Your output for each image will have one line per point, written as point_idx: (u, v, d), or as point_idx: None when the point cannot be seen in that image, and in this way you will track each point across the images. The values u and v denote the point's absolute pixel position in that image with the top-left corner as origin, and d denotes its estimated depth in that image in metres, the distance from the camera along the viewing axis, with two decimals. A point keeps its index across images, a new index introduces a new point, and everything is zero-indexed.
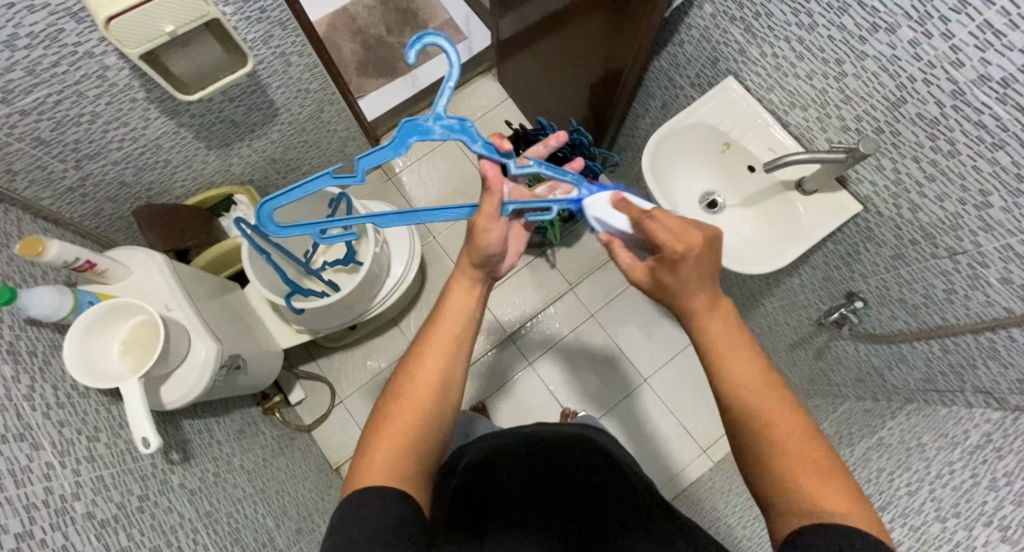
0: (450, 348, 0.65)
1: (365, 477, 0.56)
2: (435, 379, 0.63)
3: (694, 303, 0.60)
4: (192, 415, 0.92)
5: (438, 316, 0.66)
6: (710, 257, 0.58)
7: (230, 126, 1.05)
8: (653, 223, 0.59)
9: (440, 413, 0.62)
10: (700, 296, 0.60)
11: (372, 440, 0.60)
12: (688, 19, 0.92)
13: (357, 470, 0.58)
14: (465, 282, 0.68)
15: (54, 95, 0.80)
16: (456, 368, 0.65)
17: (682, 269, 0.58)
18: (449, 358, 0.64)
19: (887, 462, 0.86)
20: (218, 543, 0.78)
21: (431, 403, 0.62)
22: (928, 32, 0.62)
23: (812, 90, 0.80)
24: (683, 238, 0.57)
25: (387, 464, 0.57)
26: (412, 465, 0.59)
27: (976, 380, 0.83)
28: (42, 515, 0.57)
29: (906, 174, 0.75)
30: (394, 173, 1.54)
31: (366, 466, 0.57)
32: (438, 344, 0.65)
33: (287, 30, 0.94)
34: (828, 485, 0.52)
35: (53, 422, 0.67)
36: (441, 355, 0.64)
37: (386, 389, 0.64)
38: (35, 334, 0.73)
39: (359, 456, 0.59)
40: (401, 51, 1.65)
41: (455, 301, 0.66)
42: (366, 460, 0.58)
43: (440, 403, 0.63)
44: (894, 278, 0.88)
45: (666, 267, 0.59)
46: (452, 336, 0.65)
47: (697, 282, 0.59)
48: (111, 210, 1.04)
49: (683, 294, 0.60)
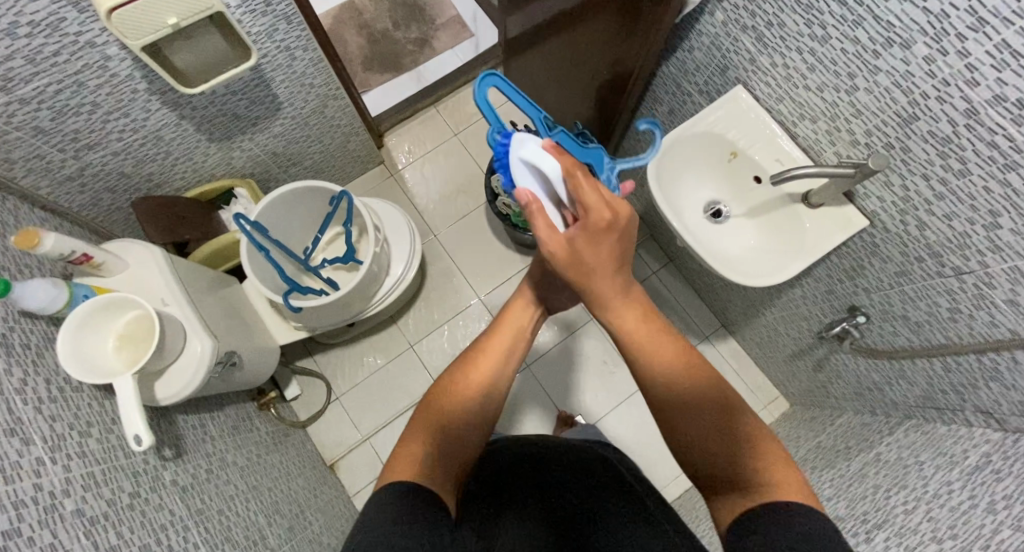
0: (502, 360, 0.66)
1: (400, 470, 0.57)
2: (485, 386, 0.64)
3: (601, 285, 0.57)
4: (186, 411, 0.92)
5: (501, 320, 0.69)
6: (623, 236, 0.56)
7: (232, 119, 1.04)
8: (578, 191, 0.54)
9: (483, 422, 0.64)
10: (609, 279, 0.57)
11: (411, 432, 0.61)
12: (699, 26, 0.91)
13: (392, 461, 0.58)
14: (523, 300, 0.69)
15: (54, 84, 0.79)
16: (503, 384, 0.66)
17: (602, 244, 0.55)
18: (500, 372, 0.66)
19: (884, 478, 0.85)
20: (209, 540, 0.78)
21: (477, 407, 0.63)
22: (943, 49, 0.61)
23: (822, 103, 0.79)
24: (604, 207, 0.54)
25: (423, 462, 0.58)
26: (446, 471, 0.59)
27: (977, 400, 0.82)
28: (31, 512, 0.57)
29: (915, 192, 0.74)
30: (395, 169, 1.53)
31: (402, 458, 0.58)
32: (495, 354, 0.66)
33: (292, 24, 0.92)
34: (770, 471, 0.53)
35: (45, 416, 0.66)
36: (494, 366, 0.65)
37: (439, 382, 0.66)
38: (29, 327, 0.73)
39: (398, 447, 0.60)
40: (407, 46, 1.64)
41: (517, 313, 0.69)
42: (402, 453, 0.59)
43: (481, 416, 0.64)
44: (897, 294, 0.87)
45: (586, 238, 0.54)
46: (507, 347, 0.67)
47: (610, 266, 0.56)
48: (109, 200, 1.03)
49: (592, 275, 0.56)
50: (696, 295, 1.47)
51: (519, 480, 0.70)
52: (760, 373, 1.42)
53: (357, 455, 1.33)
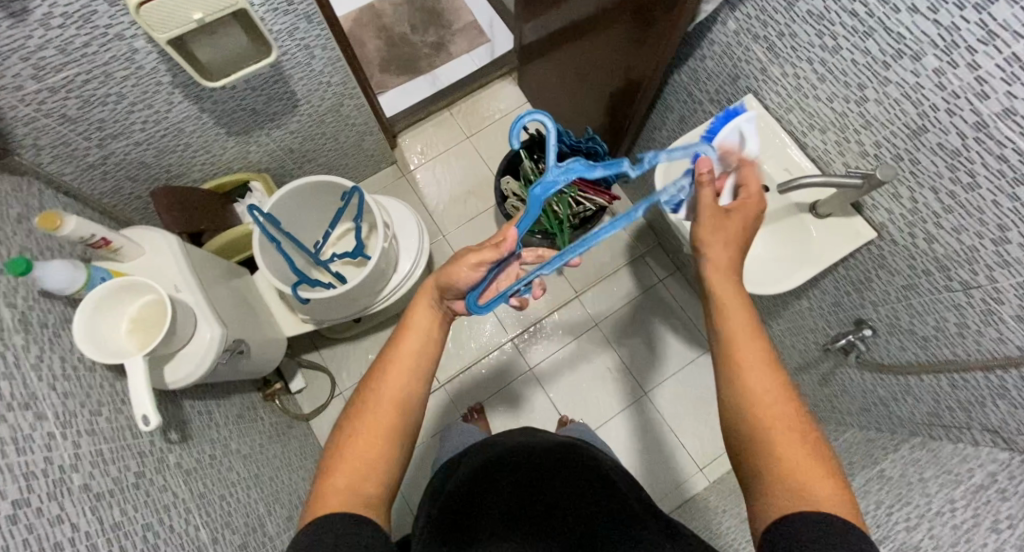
0: (412, 369, 0.65)
1: (327, 501, 0.56)
2: (398, 397, 0.63)
3: (715, 253, 0.65)
4: (193, 397, 0.94)
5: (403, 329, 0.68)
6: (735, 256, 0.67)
7: (251, 114, 1.07)
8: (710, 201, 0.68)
9: (404, 428, 0.63)
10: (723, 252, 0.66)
11: (333, 458, 0.60)
12: (711, 35, 0.92)
13: (320, 491, 0.58)
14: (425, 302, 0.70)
15: (83, 74, 0.82)
16: (418, 389, 0.65)
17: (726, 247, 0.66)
18: (412, 378, 0.64)
19: (887, 495, 0.84)
20: (209, 524, 0.79)
21: (396, 416, 0.62)
22: (953, 61, 0.61)
23: (832, 113, 0.79)
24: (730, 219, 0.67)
25: (348, 490, 0.57)
26: (374, 489, 0.58)
27: (984, 418, 0.81)
28: (40, 485, 0.59)
29: (924, 204, 0.73)
30: (407, 170, 1.55)
31: (327, 490, 0.57)
32: (405, 361, 0.65)
33: (312, 23, 0.95)
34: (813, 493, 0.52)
35: (58, 393, 0.69)
36: (405, 375, 0.64)
37: (351, 406, 0.64)
38: (47, 306, 0.76)
39: (323, 475, 0.59)
40: (423, 49, 1.67)
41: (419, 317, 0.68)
42: (327, 484, 0.58)
43: (406, 424, 0.63)
44: (905, 307, 0.86)
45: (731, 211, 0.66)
46: (415, 355, 0.66)
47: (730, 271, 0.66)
48: (130, 189, 1.07)
49: (710, 241, 0.66)
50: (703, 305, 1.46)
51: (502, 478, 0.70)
52: None
53: None
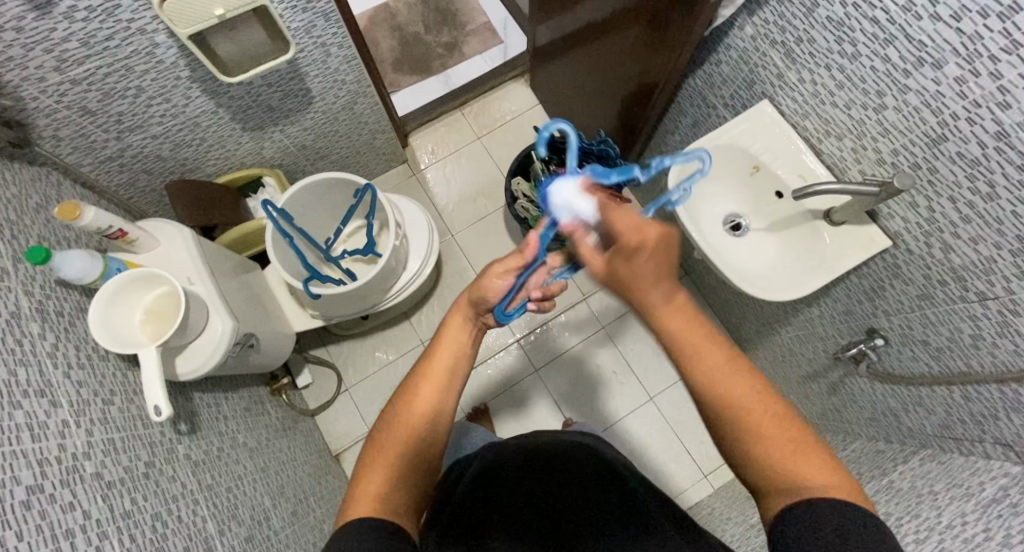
0: (446, 383, 0.64)
1: (359, 508, 0.57)
2: (430, 411, 0.63)
3: (647, 297, 0.51)
4: (203, 389, 0.94)
5: (436, 343, 0.66)
6: (666, 253, 0.49)
7: (266, 110, 1.08)
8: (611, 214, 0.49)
9: (435, 440, 0.63)
10: (651, 290, 0.51)
11: (366, 466, 0.60)
12: (727, 40, 0.91)
13: (352, 497, 0.58)
14: (460, 317, 0.67)
15: (105, 67, 0.83)
16: (448, 405, 0.64)
17: (638, 263, 0.49)
18: (444, 395, 0.64)
19: (896, 506, 0.83)
20: (216, 516, 0.80)
21: (428, 430, 0.62)
22: (975, 70, 0.61)
23: (849, 120, 0.79)
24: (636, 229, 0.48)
25: (380, 500, 0.57)
26: (404, 500, 0.59)
27: (996, 432, 0.80)
28: (53, 471, 0.59)
29: (941, 214, 0.73)
30: (418, 169, 1.55)
31: (358, 500, 0.57)
32: (438, 376, 0.64)
33: (330, 21, 0.96)
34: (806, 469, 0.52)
35: (73, 381, 0.69)
36: (438, 389, 0.64)
37: (383, 416, 0.64)
38: (64, 295, 0.77)
39: (356, 482, 0.60)
40: (437, 49, 1.67)
41: (452, 332, 0.66)
42: (359, 494, 0.58)
43: (436, 436, 0.63)
44: (918, 317, 0.85)
45: (622, 260, 0.49)
46: (448, 370, 0.64)
47: (654, 277, 0.50)
48: (145, 181, 1.08)
49: (635, 288, 0.51)
50: (712, 311, 1.45)
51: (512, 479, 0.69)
52: None
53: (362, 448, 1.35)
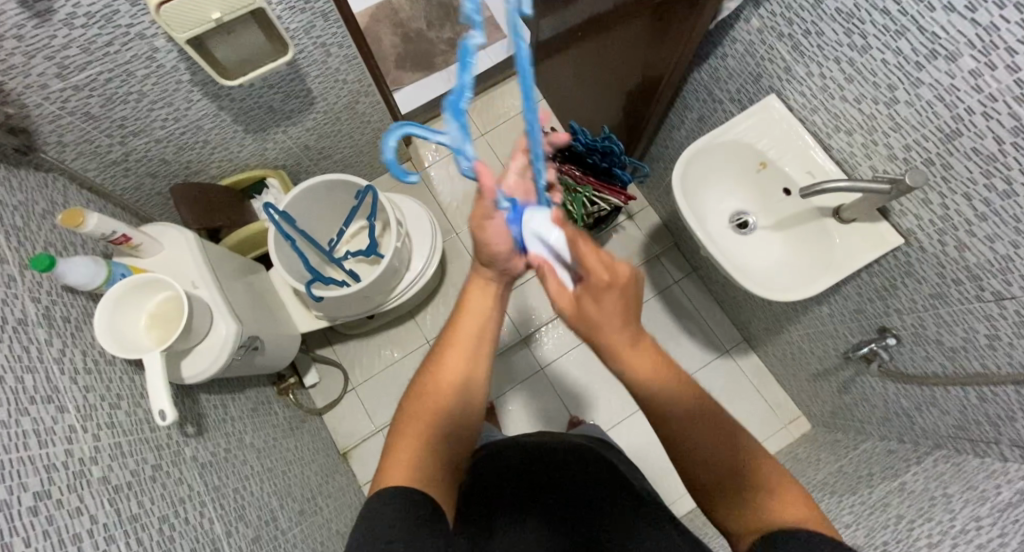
0: (471, 349, 0.65)
1: (392, 474, 0.57)
2: (457, 382, 0.63)
3: (611, 336, 0.57)
4: (209, 391, 0.95)
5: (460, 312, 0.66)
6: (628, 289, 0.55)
7: (268, 112, 1.08)
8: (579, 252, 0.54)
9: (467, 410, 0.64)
10: (618, 331, 0.56)
11: (397, 440, 0.61)
12: (733, 33, 0.89)
13: (384, 467, 0.59)
14: (481, 281, 0.66)
15: (106, 73, 0.83)
16: (478, 373, 0.65)
17: (605, 298, 0.55)
18: (470, 364, 0.64)
19: (908, 509, 0.80)
20: (222, 517, 0.81)
21: (454, 402, 0.63)
22: (991, 63, 0.58)
23: (859, 115, 0.76)
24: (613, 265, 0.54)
25: (411, 467, 0.58)
26: (436, 468, 0.59)
27: (1013, 433, 0.77)
28: (60, 477, 0.60)
29: (956, 211, 0.70)
30: (422, 167, 1.55)
31: (390, 468, 0.58)
32: (462, 346, 0.65)
33: (329, 21, 0.95)
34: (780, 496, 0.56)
35: (80, 387, 0.70)
36: (463, 360, 0.64)
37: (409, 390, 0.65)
38: (70, 301, 0.78)
39: (388, 449, 0.60)
40: (439, 46, 1.66)
41: (475, 299, 0.66)
42: (392, 461, 0.59)
43: (464, 406, 0.64)
44: (932, 317, 0.83)
45: (589, 296, 0.55)
46: (472, 340, 0.65)
47: (618, 318, 0.56)
48: (150, 184, 1.09)
49: (598, 324, 0.56)
50: (720, 308, 1.43)
51: (521, 469, 0.69)
52: (782, 391, 1.38)
53: (371, 445, 1.36)
